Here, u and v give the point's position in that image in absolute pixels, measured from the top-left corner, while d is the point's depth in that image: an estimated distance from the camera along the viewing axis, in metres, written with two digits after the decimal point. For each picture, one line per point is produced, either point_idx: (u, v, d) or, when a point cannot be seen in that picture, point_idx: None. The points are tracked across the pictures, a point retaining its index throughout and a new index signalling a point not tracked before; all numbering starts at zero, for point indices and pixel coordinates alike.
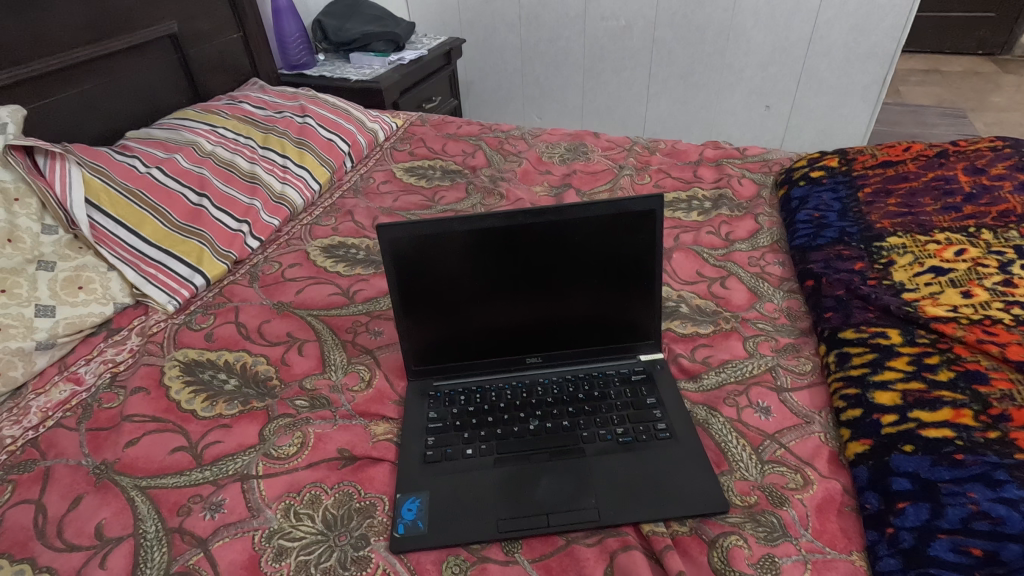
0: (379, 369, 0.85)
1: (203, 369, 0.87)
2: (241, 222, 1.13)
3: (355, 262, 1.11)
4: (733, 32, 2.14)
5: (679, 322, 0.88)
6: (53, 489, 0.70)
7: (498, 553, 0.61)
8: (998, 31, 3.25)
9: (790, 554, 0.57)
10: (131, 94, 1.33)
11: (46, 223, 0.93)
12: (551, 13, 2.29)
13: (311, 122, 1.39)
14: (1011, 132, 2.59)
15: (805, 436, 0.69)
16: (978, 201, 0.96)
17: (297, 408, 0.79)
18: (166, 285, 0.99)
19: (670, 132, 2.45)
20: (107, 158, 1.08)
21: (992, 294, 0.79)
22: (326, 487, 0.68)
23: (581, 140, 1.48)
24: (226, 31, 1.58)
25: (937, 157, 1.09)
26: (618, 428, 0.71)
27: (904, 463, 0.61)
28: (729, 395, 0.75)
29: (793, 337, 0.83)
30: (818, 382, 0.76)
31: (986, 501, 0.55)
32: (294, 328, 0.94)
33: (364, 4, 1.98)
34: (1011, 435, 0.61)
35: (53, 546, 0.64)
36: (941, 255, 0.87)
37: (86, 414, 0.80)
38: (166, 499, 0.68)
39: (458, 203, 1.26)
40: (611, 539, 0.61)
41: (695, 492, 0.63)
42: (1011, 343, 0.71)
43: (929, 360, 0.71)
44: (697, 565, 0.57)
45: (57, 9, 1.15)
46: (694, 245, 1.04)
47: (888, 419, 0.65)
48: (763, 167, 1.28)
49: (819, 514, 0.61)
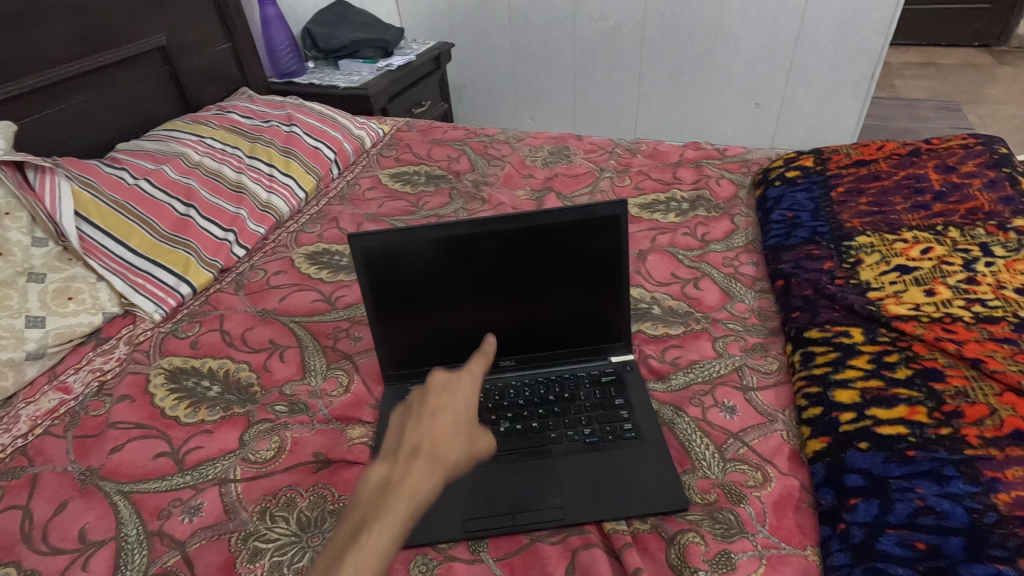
0: (357, 374, 0.87)
1: (187, 376, 0.89)
2: (227, 231, 1.16)
3: (338, 268, 1.13)
4: (721, 31, 2.15)
5: (650, 324, 0.89)
6: (40, 495, 0.72)
7: (465, 552, 0.62)
8: (994, 23, 3.24)
9: (745, 549, 0.59)
10: (121, 106, 1.35)
11: (36, 237, 0.96)
12: (540, 15, 2.31)
13: (297, 130, 1.42)
14: (1005, 125, 2.58)
15: (768, 434, 0.71)
16: (948, 198, 0.97)
17: (277, 413, 0.82)
18: (153, 295, 1.01)
19: (661, 131, 2.46)
20: (96, 171, 1.10)
21: (955, 291, 0.81)
22: (301, 490, 0.71)
23: (565, 143, 1.49)
24: (215, 42, 1.61)
25: (909, 155, 1.10)
26: (586, 429, 0.73)
27: (859, 460, 0.62)
28: (695, 395, 0.77)
29: (762, 337, 0.85)
30: (784, 381, 0.77)
31: (932, 496, 0.57)
32: (277, 335, 0.97)
33: (352, 12, 2.01)
34: (962, 431, 0.63)
35: (38, 549, 0.66)
36: (908, 254, 0.88)
37: (74, 421, 0.83)
38: (148, 503, 0.70)
39: (441, 208, 1.28)
40: (574, 537, 0.63)
41: (657, 490, 0.65)
42: (969, 340, 0.73)
43: (888, 358, 0.72)
44: (655, 562, 0.59)
45: (48, 25, 1.18)
46: (670, 246, 1.05)
47: (847, 416, 0.67)
48: (742, 167, 1.29)
49: (777, 510, 0.62)
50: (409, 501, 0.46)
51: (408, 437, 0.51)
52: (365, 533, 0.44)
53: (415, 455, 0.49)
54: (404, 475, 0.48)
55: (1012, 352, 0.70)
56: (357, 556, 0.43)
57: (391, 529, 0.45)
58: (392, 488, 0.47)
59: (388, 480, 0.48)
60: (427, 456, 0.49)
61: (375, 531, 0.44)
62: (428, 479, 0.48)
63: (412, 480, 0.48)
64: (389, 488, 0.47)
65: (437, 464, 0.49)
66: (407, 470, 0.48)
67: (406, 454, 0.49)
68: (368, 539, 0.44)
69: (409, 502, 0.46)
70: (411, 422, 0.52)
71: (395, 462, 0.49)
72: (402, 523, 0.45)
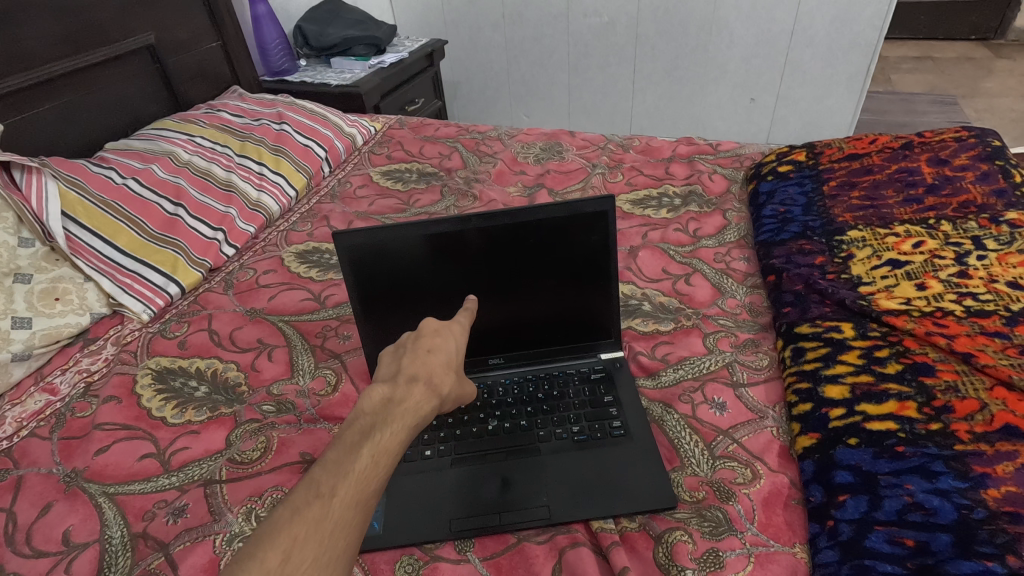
0: (346, 373, 0.87)
1: (174, 376, 0.88)
2: (216, 230, 1.15)
3: (328, 267, 1.12)
4: (715, 25, 2.14)
5: (640, 320, 0.89)
6: (24, 497, 0.72)
7: (451, 552, 0.62)
8: (990, 16, 3.23)
9: (734, 547, 0.58)
10: (110, 105, 1.35)
11: (22, 237, 0.95)
12: (534, 11, 2.30)
13: (288, 128, 1.41)
14: (1001, 118, 2.57)
15: (757, 431, 0.70)
16: (940, 192, 0.97)
17: (264, 413, 0.81)
18: (141, 295, 1.00)
19: (656, 127, 2.45)
20: (84, 170, 1.09)
21: (946, 285, 0.80)
22: (287, 490, 0.70)
23: (557, 139, 1.48)
24: (205, 40, 1.59)
25: (902, 149, 1.10)
26: (574, 427, 0.72)
27: (848, 456, 0.61)
28: (685, 392, 0.76)
29: (753, 333, 0.84)
30: (774, 377, 0.77)
31: (921, 493, 0.56)
32: (265, 334, 0.96)
33: (344, 10, 2.00)
34: (952, 426, 0.62)
35: (21, 552, 0.65)
36: (899, 248, 0.88)
37: (60, 422, 0.83)
38: (133, 505, 0.70)
39: (432, 206, 1.27)
40: (561, 537, 0.62)
41: (644, 487, 0.64)
42: (960, 334, 0.72)
43: (878, 354, 0.72)
44: (642, 561, 0.59)
45: (33, 24, 1.17)
46: (661, 242, 1.05)
47: (837, 412, 0.66)
48: (735, 162, 1.28)
49: (766, 507, 0.62)
50: (412, 415, 0.49)
51: (407, 366, 0.53)
52: (374, 437, 0.46)
53: (416, 380, 0.52)
54: (407, 394, 0.50)
55: (1003, 346, 0.70)
56: (367, 455, 0.44)
57: (396, 437, 0.47)
58: (397, 403, 0.49)
59: (391, 396, 0.49)
60: (426, 382, 0.52)
61: (382, 437, 0.46)
62: (428, 402, 0.51)
63: (414, 400, 0.50)
64: (393, 404, 0.49)
65: (435, 392, 0.52)
66: (410, 390, 0.50)
67: (407, 378, 0.51)
68: (376, 443, 0.46)
69: (412, 417, 0.49)
70: (409, 355, 0.54)
71: (397, 384, 0.51)
72: (406, 434, 0.48)
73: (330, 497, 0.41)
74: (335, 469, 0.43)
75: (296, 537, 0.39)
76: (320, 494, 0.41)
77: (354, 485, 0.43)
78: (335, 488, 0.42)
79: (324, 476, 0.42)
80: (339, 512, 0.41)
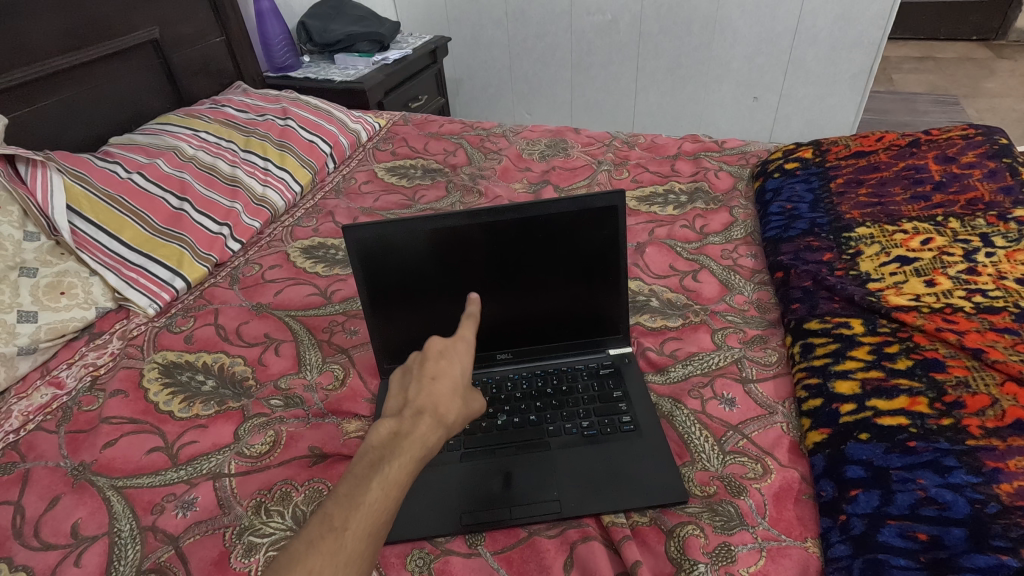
0: (353, 368, 0.87)
1: (181, 370, 0.88)
2: (222, 225, 1.15)
3: (334, 262, 1.12)
4: (718, 23, 2.14)
5: (648, 316, 0.89)
6: (32, 490, 0.71)
7: (462, 546, 0.61)
8: (993, 16, 3.23)
9: (745, 542, 0.58)
10: (112, 99, 1.34)
11: (27, 230, 0.95)
12: (537, 9, 2.30)
13: (293, 124, 1.40)
14: (1003, 118, 2.57)
15: (767, 426, 0.70)
16: (948, 189, 0.97)
17: (272, 407, 0.81)
18: (147, 289, 1.00)
19: (658, 125, 2.46)
20: (89, 164, 1.09)
21: (956, 281, 0.80)
22: (296, 484, 0.70)
23: (562, 136, 1.49)
24: (209, 35, 1.59)
25: (909, 147, 1.10)
26: (583, 421, 0.72)
27: (858, 451, 0.62)
28: (694, 387, 0.76)
29: (761, 329, 0.84)
30: (783, 373, 0.77)
31: (934, 487, 0.57)
32: (272, 329, 0.96)
33: (348, 5, 2.00)
34: (964, 421, 0.62)
35: (30, 544, 0.65)
36: (907, 245, 0.88)
37: (66, 416, 0.82)
38: (141, 499, 0.69)
39: (437, 202, 1.27)
40: (573, 531, 0.62)
41: (654, 483, 0.64)
42: (969, 330, 0.72)
43: (888, 349, 0.72)
44: (653, 555, 0.58)
45: (36, 18, 1.17)
46: (668, 238, 1.05)
47: (847, 408, 0.66)
48: (740, 160, 1.29)
49: (777, 502, 0.62)
50: (420, 448, 0.48)
51: (414, 398, 0.52)
52: (382, 471, 0.45)
53: (422, 413, 0.51)
54: (413, 427, 0.49)
55: (1013, 342, 0.70)
56: (377, 490, 0.44)
57: (404, 470, 0.46)
58: (404, 437, 0.48)
59: (398, 430, 0.49)
60: (432, 413, 0.51)
61: (390, 471, 0.46)
62: (435, 433, 0.50)
63: (421, 432, 0.49)
64: (401, 437, 0.48)
65: (441, 422, 0.51)
66: (417, 423, 0.50)
67: (413, 411, 0.51)
68: (384, 477, 0.45)
69: (420, 450, 0.48)
70: (415, 384, 0.53)
71: (402, 417, 0.50)
72: (414, 467, 0.47)
73: (342, 530, 0.42)
74: (345, 504, 0.43)
75: (313, 569, 0.39)
76: (333, 528, 0.42)
77: (365, 518, 0.43)
78: (347, 521, 0.42)
79: (336, 510, 0.43)
80: (352, 544, 0.41)
